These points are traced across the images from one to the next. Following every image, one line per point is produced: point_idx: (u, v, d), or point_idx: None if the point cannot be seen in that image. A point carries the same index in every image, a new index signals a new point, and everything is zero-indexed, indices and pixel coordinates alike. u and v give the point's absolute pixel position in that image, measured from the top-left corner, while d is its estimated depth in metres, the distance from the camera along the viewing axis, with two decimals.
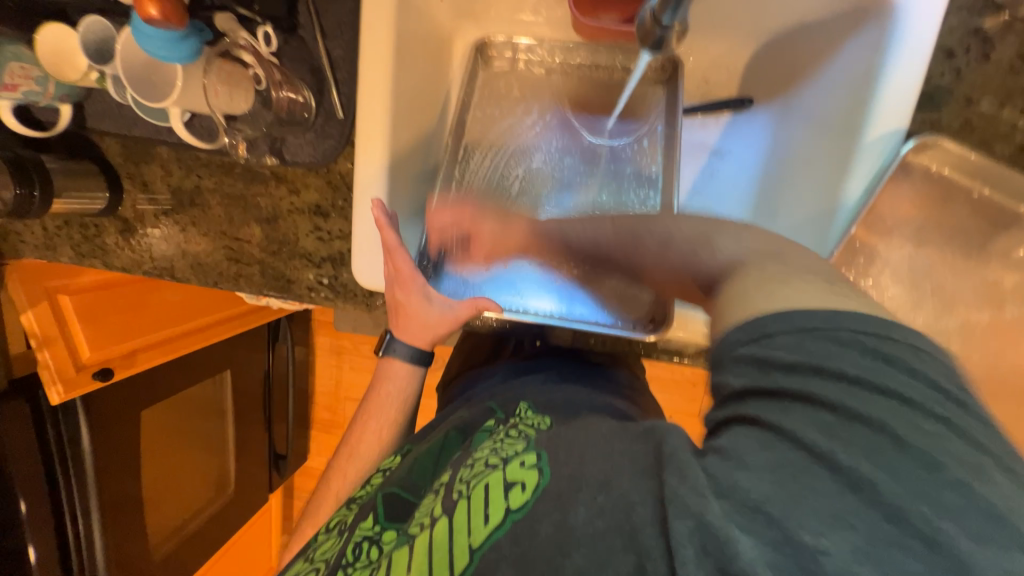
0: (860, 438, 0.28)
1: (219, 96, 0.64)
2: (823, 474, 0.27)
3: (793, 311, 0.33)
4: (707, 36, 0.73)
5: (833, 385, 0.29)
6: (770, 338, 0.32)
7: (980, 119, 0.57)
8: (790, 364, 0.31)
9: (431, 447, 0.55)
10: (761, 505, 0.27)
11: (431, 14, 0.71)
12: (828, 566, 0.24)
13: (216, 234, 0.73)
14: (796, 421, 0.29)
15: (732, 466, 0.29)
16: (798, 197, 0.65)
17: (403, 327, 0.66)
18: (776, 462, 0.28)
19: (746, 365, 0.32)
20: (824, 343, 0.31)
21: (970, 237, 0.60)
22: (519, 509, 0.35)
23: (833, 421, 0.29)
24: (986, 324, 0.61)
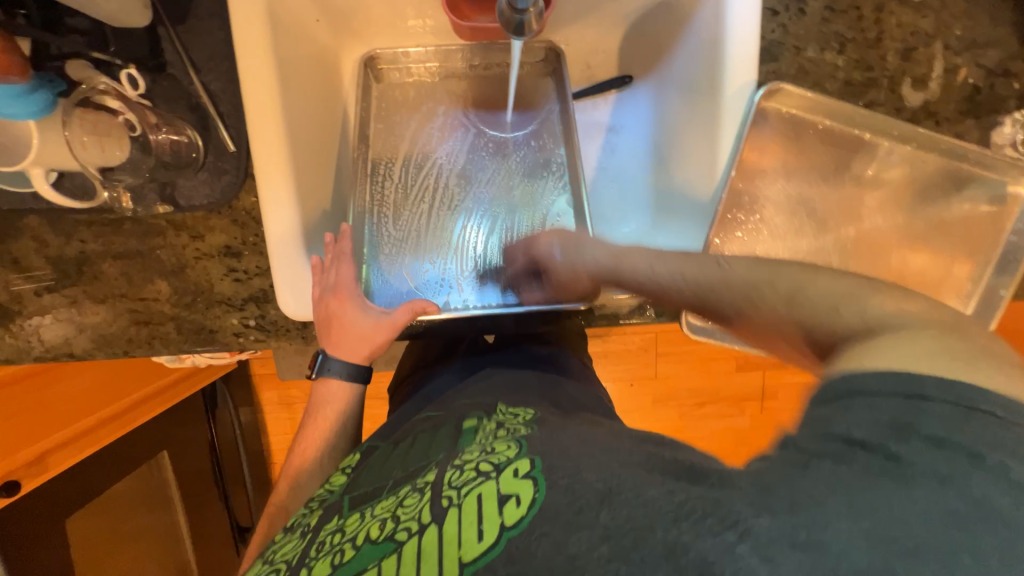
0: (974, 526, 0.29)
1: (87, 148, 0.58)
2: (932, 557, 0.28)
3: (940, 377, 0.34)
4: (578, 24, 0.79)
5: (974, 469, 0.30)
6: (914, 403, 0.33)
7: (810, 63, 0.67)
8: (936, 439, 0.32)
9: (402, 447, 0.55)
10: (851, 574, 0.27)
11: (310, 35, 0.70)
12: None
13: (117, 299, 0.67)
14: (924, 496, 0.30)
15: (834, 519, 0.29)
16: (685, 156, 0.71)
17: (338, 344, 0.63)
18: (895, 530, 0.28)
19: (875, 426, 0.33)
20: (982, 428, 0.32)
21: (826, 164, 0.70)
22: (516, 524, 0.35)
23: (962, 507, 0.29)
24: (855, 237, 0.71)
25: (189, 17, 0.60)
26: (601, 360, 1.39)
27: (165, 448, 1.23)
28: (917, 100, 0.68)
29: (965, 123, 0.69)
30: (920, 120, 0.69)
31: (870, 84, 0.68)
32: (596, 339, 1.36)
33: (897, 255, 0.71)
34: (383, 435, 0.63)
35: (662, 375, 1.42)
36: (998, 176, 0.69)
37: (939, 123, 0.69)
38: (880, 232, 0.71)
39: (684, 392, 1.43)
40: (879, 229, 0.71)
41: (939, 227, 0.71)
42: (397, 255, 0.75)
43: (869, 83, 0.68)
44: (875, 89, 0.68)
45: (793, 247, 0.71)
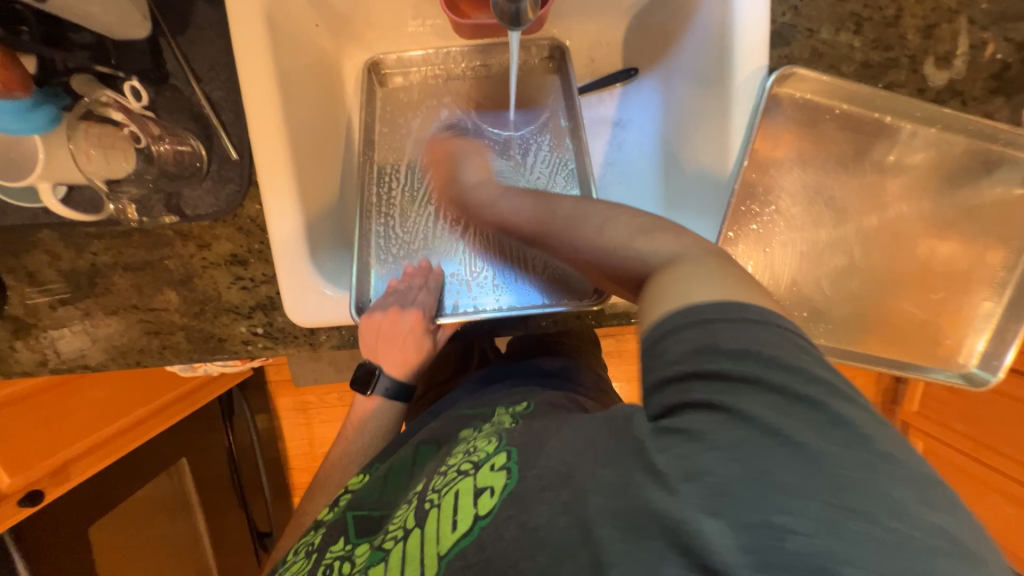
0: (804, 413, 0.29)
1: (92, 161, 0.59)
2: (780, 451, 0.28)
3: (727, 299, 0.34)
4: (581, 18, 0.78)
5: (774, 368, 0.31)
6: (708, 325, 0.33)
7: (825, 46, 0.64)
8: (734, 350, 0.32)
9: (402, 463, 0.56)
10: (724, 488, 0.28)
11: (310, 41, 0.70)
12: (794, 542, 0.25)
13: (128, 310, 0.67)
14: (749, 400, 0.30)
15: (696, 447, 0.30)
16: (697, 146, 0.68)
17: (385, 356, 0.68)
18: (735, 441, 0.29)
19: (692, 355, 0.33)
20: (757, 329, 0.32)
21: (846, 150, 0.67)
22: (487, 513, 0.35)
23: (782, 401, 0.30)
24: (878, 225, 0.68)
25: (189, 26, 0.61)
26: (614, 359, 1.36)
27: (185, 455, 1.26)
28: (941, 80, 0.65)
29: (994, 102, 0.65)
30: (945, 100, 0.65)
31: (890, 64, 0.64)
32: (610, 338, 1.34)
33: (923, 243, 0.69)
34: (385, 453, 0.64)
35: None
36: None
37: (966, 103, 0.65)
38: (905, 219, 0.68)
39: None
40: (903, 216, 0.68)
41: (967, 213, 0.68)
42: (400, 264, 0.73)
43: (889, 64, 0.64)
44: (895, 71, 0.64)
45: (811, 238, 0.68)
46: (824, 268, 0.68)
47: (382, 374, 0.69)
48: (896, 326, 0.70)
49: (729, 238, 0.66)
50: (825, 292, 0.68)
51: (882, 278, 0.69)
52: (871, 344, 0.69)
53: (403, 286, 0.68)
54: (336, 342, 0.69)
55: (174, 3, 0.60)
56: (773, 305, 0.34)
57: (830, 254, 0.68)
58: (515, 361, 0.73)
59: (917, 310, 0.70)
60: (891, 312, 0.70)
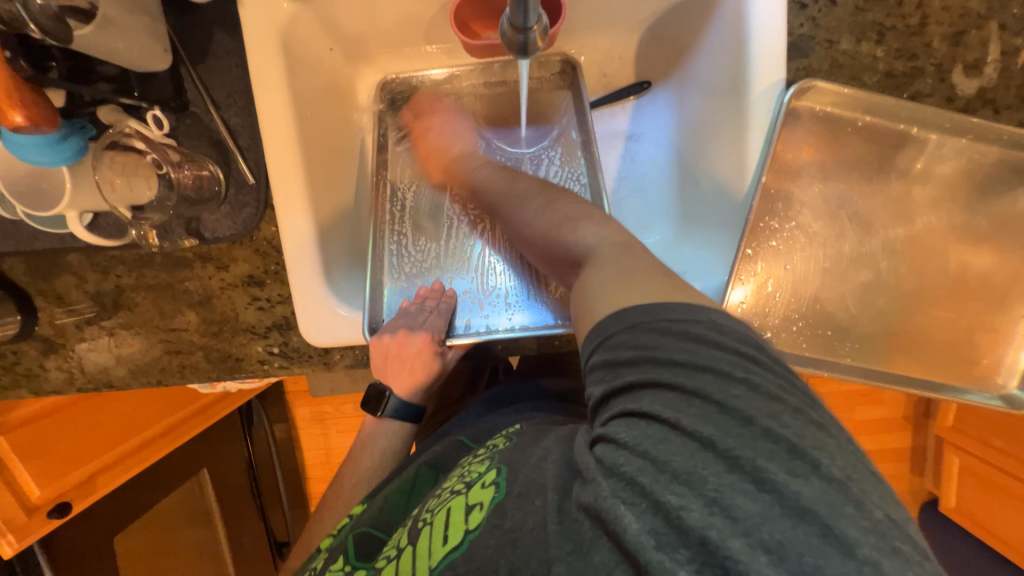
0: (701, 405, 0.32)
1: (116, 189, 0.60)
2: (679, 440, 0.31)
3: (631, 306, 0.38)
4: (592, 34, 0.77)
5: (672, 365, 0.34)
6: (615, 333, 0.37)
7: (845, 57, 0.62)
8: (636, 354, 0.35)
9: (403, 486, 0.57)
10: (634, 478, 0.30)
11: (324, 65, 0.71)
12: (689, 519, 0.28)
13: (150, 330, 0.69)
14: (653, 398, 0.33)
15: (612, 449, 0.32)
16: (712, 160, 0.67)
17: (396, 377, 0.68)
18: (641, 437, 0.32)
19: (601, 367, 0.36)
20: (658, 330, 0.35)
21: (870, 162, 0.65)
22: (475, 528, 0.38)
23: (681, 393, 0.32)
24: (905, 238, 0.66)
25: (209, 56, 0.62)
26: None
27: (206, 465, 1.28)
28: (971, 88, 0.62)
29: None
30: (976, 109, 0.62)
31: (915, 74, 0.62)
32: None
33: (954, 257, 0.66)
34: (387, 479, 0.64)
35: None
36: None
37: (998, 112, 0.62)
38: (934, 232, 0.66)
39: None
40: (933, 229, 0.65)
41: (1002, 225, 0.65)
42: (413, 283, 0.73)
43: (914, 73, 0.62)
44: (920, 80, 0.62)
45: (834, 253, 0.65)
46: (848, 283, 0.66)
47: (391, 394, 0.70)
48: (927, 344, 0.67)
49: (747, 255, 0.64)
50: (850, 309, 0.66)
51: (911, 294, 0.66)
52: (900, 362, 0.66)
53: (414, 309, 0.68)
54: (350, 361, 0.69)
55: (195, 35, 0.62)
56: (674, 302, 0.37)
57: (855, 269, 0.66)
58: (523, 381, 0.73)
59: (950, 327, 0.67)
60: (922, 328, 0.66)
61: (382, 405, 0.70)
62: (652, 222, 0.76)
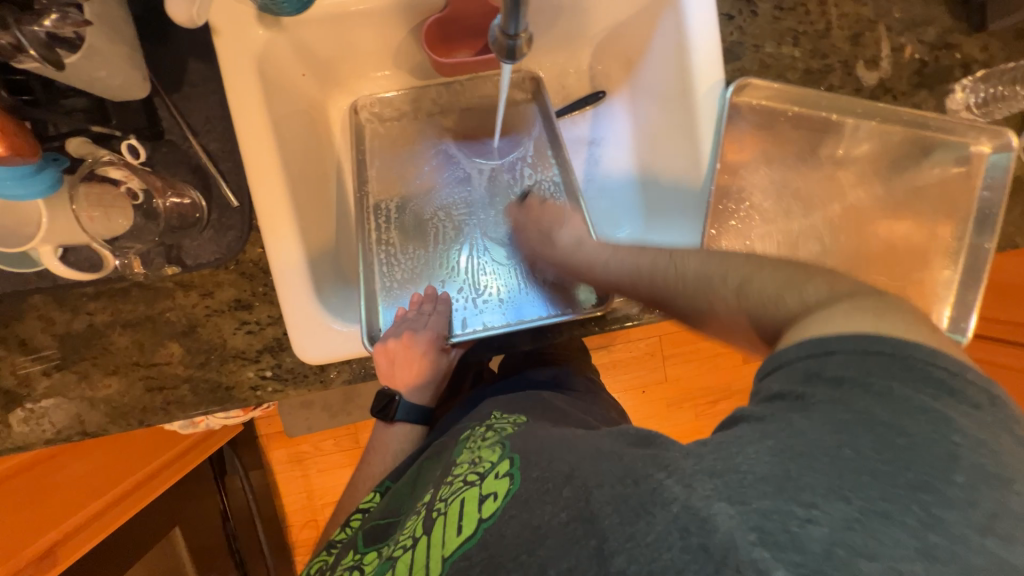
0: (874, 437, 0.33)
1: (94, 220, 0.59)
2: (824, 461, 0.32)
3: (862, 335, 0.36)
4: (550, 51, 0.84)
5: (856, 392, 0.35)
6: (828, 354, 0.36)
7: (770, 58, 0.72)
8: (836, 377, 0.35)
9: (410, 478, 0.60)
10: (755, 481, 0.32)
11: (298, 89, 0.73)
12: (815, 532, 0.30)
13: (128, 368, 0.66)
14: (816, 419, 0.34)
15: (743, 451, 0.34)
16: (672, 156, 0.74)
17: (401, 380, 0.69)
18: (780, 452, 0.33)
19: (788, 372, 0.37)
20: (882, 364, 0.35)
21: (803, 146, 0.74)
22: (491, 516, 0.40)
23: (850, 419, 0.34)
24: (840, 210, 0.75)
25: (183, 85, 0.63)
26: (610, 369, 1.39)
27: (178, 524, 1.17)
28: (872, 80, 0.73)
29: (920, 94, 0.74)
30: (879, 96, 0.73)
31: (827, 70, 0.72)
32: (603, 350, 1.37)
33: (882, 224, 0.76)
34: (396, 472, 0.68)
35: (675, 377, 1.41)
36: (959, 139, 0.74)
37: (897, 97, 0.74)
38: (862, 203, 0.76)
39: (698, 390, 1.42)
40: (860, 200, 0.75)
41: (915, 192, 0.76)
42: (404, 292, 0.75)
43: (826, 69, 0.72)
44: (832, 75, 0.73)
45: (785, 228, 0.74)
46: (800, 253, 0.74)
47: (400, 398, 0.71)
48: None
49: (712, 235, 0.71)
50: None
51: (852, 258, 0.75)
52: None
53: (413, 314, 0.71)
54: (347, 376, 0.69)
55: (168, 65, 0.62)
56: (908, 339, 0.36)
57: (804, 240, 0.74)
58: (511, 375, 0.80)
59: (888, 284, 0.76)
60: (865, 287, 0.75)
61: (391, 411, 0.72)
62: (621, 219, 0.82)
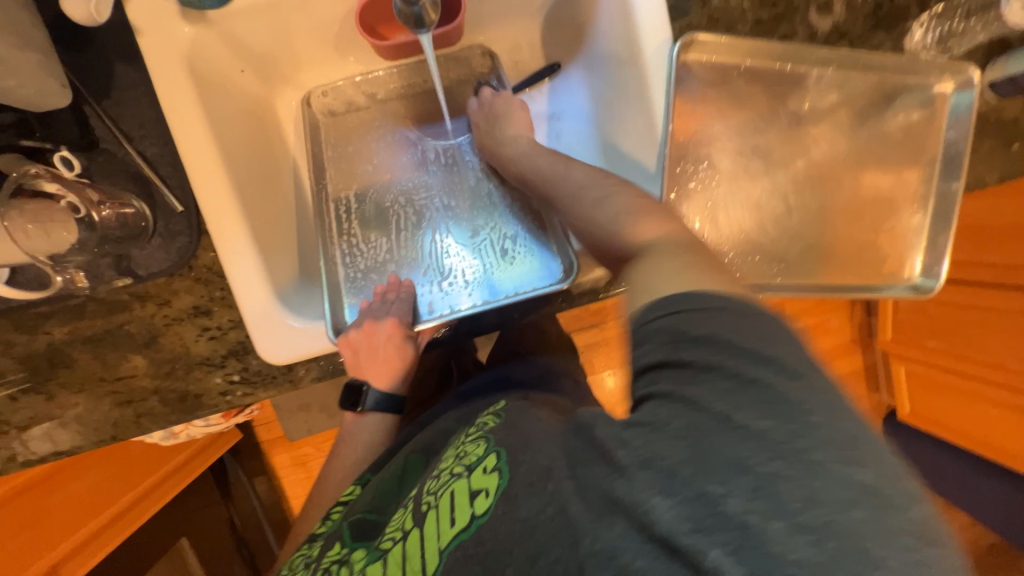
0: (751, 392, 0.34)
1: (31, 236, 0.58)
2: (727, 432, 0.32)
3: (697, 292, 0.39)
4: (497, 25, 0.82)
5: (740, 356, 0.35)
6: (678, 316, 0.38)
7: (719, 11, 0.69)
8: (699, 338, 0.36)
9: (395, 471, 0.60)
10: (672, 466, 0.32)
11: (238, 86, 0.71)
12: (731, 506, 0.30)
13: (93, 384, 0.65)
14: (700, 387, 0.35)
15: (649, 435, 0.34)
16: (627, 122, 0.72)
17: (370, 374, 0.68)
18: (684, 427, 0.34)
19: (660, 343, 0.38)
20: (734, 324, 0.36)
21: (760, 99, 0.72)
22: (484, 512, 0.41)
23: (733, 386, 0.34)
24: (804, 164, 0.74)
25: (113, 91, 0.61)
26: (601, 347, 1.38)
27: (183, 534, 1.18)
28: (828, 25, 0.71)
29: (877, 36, 0.71)
30: (836, 41, 0.71)
31: (780, 18, 0.70)
32: (592, 328, 1.37)
33: (847, 174, 0.74)
34: (375, 466, 0.68)
35: None
36: (923, 79, 0.71)
37: (856, 40, 0.71)
38: (827, 154, 0.74)
39: None
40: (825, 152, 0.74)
41: (879, 139, 0.74)
42: (369, 283, 0.74)
43: (779, 18, 0.70)
44: (785, 23, 0.70)
45: (749, 187, 0.72)
46: (765, 212, 0.73)
47: (369, 391, 0.71)
48: (841, 257, 0.75)
49: (672, 199, 0.69)
50: (773, 236, 0.73)
51: (818, 214, 0.74)
52: (823, 274, 0.74)
53: (377, 304, 0.69)
54: (316, 374, 0.68)
55: (95, 73, 0.61)
56: (723, 292, 0.38)
57: (769, 198, 0.73)
58: (493, 372, 0.80)
59: (856, 238, 0.75)
60: (833, 243, 0.74)
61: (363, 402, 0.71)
62: None
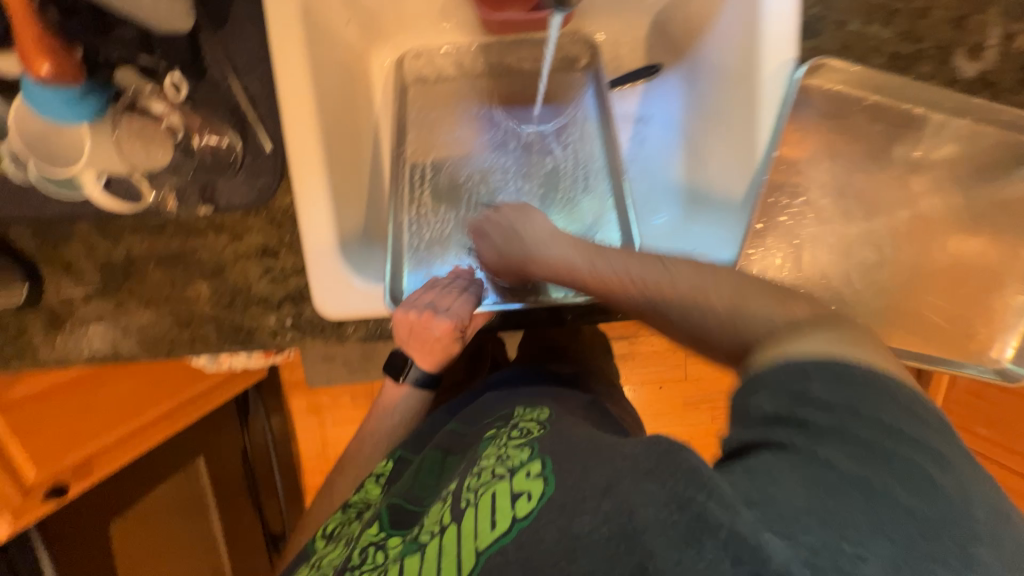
0: (888, 466, 0.33)
1: (133, 151, 0.59)
2: (853, 492, 0.32)
3: (825, 358, 0.37)
4: (606, 17, 0.79)
5: (861, 421, 0.35)
6: (805, 372, 0.37)
7: (854, 38, 0.64)
8: (825, 402, 0.36)
9: (434, 464, 0.61)
10: (795, 514, 0.31)
11: (341, 38, 0.71)
12: (864, 569, 0.29)
13: (159, 301, 0.68)
14: (826, 447, 0.34)
15: (769, 480, 0.33)
16: (724, 141, 0.68)
17: (419, 352, 0.70)
18: (806, 480, 0.33)
19: (782, 396, 0.37)
20: (853, 387, 0.36)
21: (875, 139, 0.66)
22: (527, 516, 0.39)
23: (856, 451, 0.34)
24: (909, 217, 0.68)
25: (228, 22, 0.63)
26: (629, 361, 1.35)
27: (201, 454, 1.25)
28: (971, 72, 0.64)
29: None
30: (976, 91, 0.65)
31: (918, 55, 0.64)
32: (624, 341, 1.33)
33: (953, 237, 0.68)
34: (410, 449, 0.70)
35: (695, 376, 1.36)
36: None
37: (999, 93, 0.64)
38: (937, 211, 0.68)
39: (716, 393, 1.37)
40: (935, 208, 0.68)
41: (997, 206, 0.68)
42: (428, 256, 0.73)
43: (917, 55, 0.64)
44: (922, 62, 0.64)
45: (842, 231, 0.68)
46: (854, 261, 0.68)
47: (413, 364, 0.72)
48: (925, 324, 0.69)
49: (757, 230, 0.65)
50: (857, 287, 0.68)
51: (910, 273, 0.69)
52: (901, 337, 0.68)
53: (444, 282, 0.68)
54: (363, 334, 0.69)
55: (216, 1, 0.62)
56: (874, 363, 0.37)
57: (861, 247, 0.68)
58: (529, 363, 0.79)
59: (946, 307, 0.69)
60: (919, 308, 0.69)
61: (406, 373, 0.73)
62: (660, 204, 0.77)
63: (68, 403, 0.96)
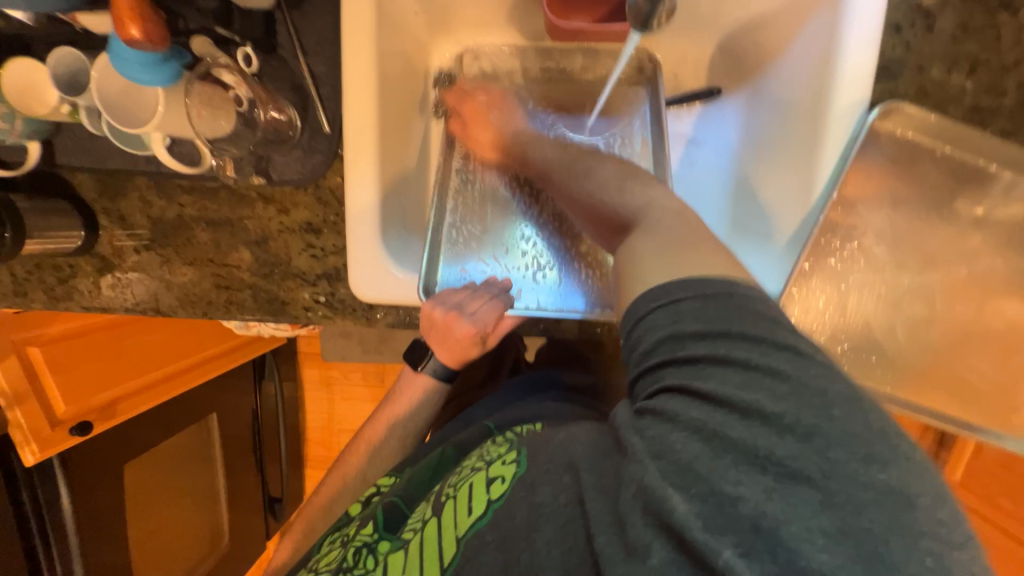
0: (768, 386, 0.31)
1: (202, 119, 0.62)
2: (738, 422, 0.31)
3: (703, 278, 0.36)
4: (673, 33, 0.77)
5: (738, 343, 0.33)
6: (676, 304, 0.35)
7: (933, 85, 0.62)
8: (699, 332, 0.34)
9: (429, 463, 0.62)
10: (691, 463, 0.31)
11: (408, 27, 0.72)
12: (744, 507, 0.28)
13: (203, 262, 0.71)
14: (717, 378, 0.32)
15: (666, 427, 0.32)
16: (779, 174, 0.67)
17: (439, 346, 0.69)
18: (699, 419, 0.32)
19: (666, 341, 0.35)
20: (723, 308, 0.34)
21: (941, 191, 0.64)
22: (500, 497, 0.40)
23: (742, 377, 0.32)
24: (965, 276, 0.65)
25: (304, 2, 0.64)
26: None
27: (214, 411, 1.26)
28: None
29: None
30: None
31: (1000, 110, 0.61)
32: None
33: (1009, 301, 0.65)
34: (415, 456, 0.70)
35: None
36: None
37: None
38: (997, 274, 0.65)
39: None
40: (995, 269, 0.65)
41: None
42: (465, 251, 0.73)
43: (999, 110, 0.61)
44: (1003, 117, 0.61)
45: (891, 282, 0.65)
46: (899, 313, 0.66)
47: (433, 357, 0.72)
48: (965, 387, 0.67)
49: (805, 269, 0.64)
50: (898, 339, 0.66)
51: (958, 334, 0.66)
52: (938, 398, 0.66)
53: (481, 285, 0.68)
54: (391, 320, 0.70)
55: None
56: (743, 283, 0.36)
57: (908, 300, 0.66)
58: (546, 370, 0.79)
59: (991, 373, 0.66)
60: (961, 371, 0.66)
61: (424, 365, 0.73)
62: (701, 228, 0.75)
63: (95, 346, 1.01)
